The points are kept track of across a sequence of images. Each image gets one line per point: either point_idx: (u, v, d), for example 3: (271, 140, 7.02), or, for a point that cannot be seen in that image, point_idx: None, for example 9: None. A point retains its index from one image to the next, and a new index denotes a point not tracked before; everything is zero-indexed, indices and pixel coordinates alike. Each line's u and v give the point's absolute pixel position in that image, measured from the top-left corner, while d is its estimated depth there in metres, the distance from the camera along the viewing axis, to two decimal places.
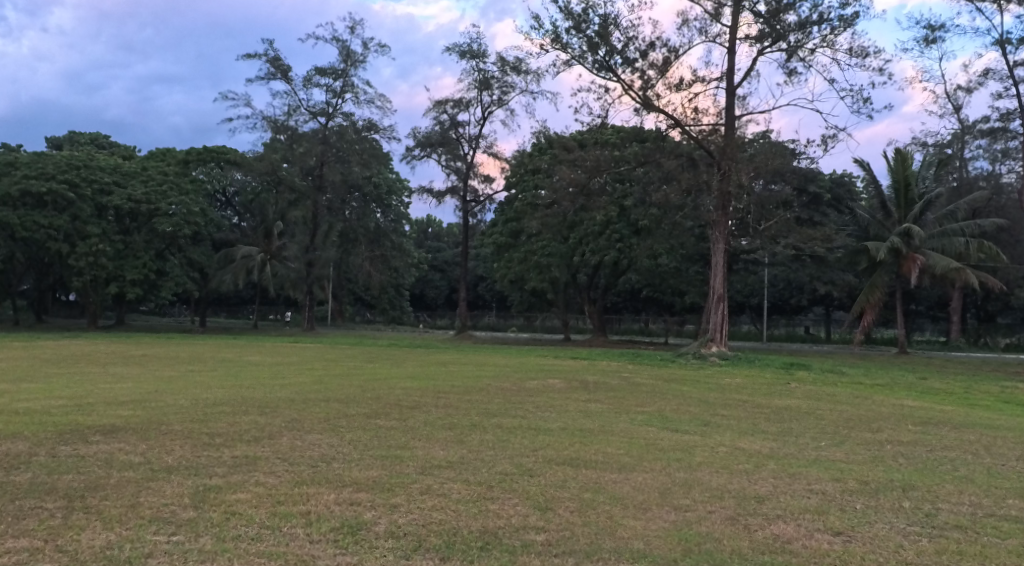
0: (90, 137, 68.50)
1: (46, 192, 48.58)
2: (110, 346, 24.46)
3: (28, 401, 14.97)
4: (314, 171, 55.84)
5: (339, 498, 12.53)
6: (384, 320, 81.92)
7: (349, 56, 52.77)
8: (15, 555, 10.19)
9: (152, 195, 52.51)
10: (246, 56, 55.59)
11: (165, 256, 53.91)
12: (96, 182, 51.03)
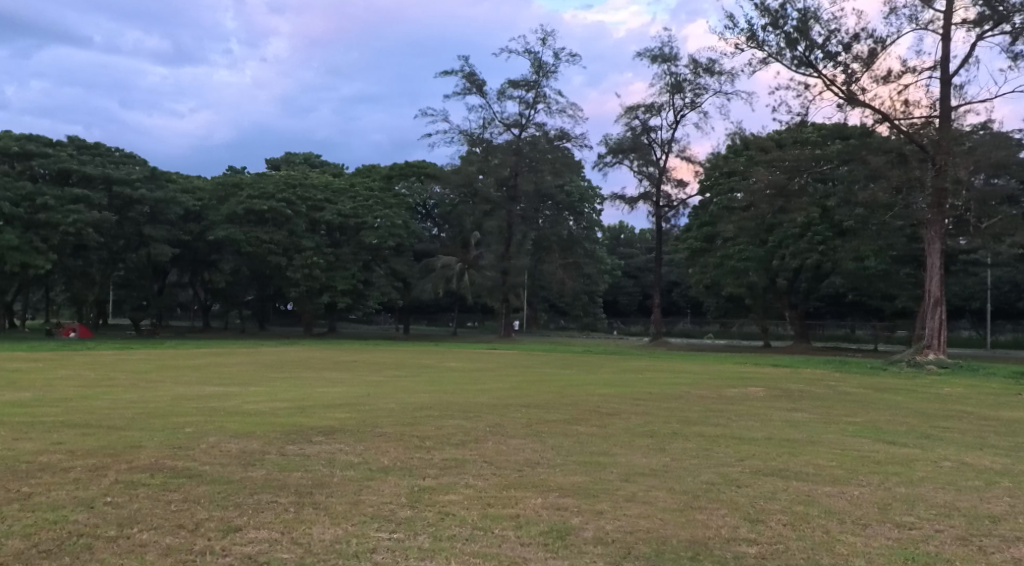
0: (304, 155, 73.76)
1: (267, 210, 52.54)
2: (326, 351, 26.12)
3: (256, 403, 16.19)
4: (508, 181, 57.57)
5: (545, 503, 12.70)
6: (577, 326, 82.80)
7: (541, 67, 53.74)
8: (258, 545, 11.00)
9: (359, 209, 55.65)
10: (444, 73, 58.21)
11: (371, 268, 56.88)
12: (309, 200, 54.89)
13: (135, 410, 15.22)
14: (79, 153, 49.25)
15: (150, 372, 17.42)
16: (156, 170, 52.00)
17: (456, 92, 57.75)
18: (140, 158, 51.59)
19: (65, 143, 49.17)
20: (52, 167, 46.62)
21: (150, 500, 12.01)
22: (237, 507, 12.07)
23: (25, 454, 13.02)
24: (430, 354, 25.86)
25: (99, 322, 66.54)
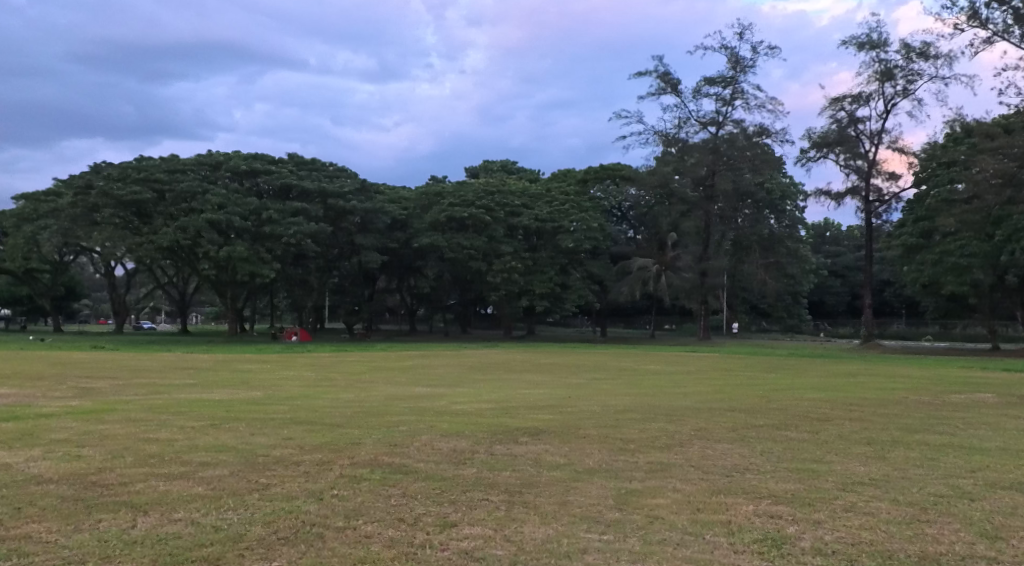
0: (500, 162, 75.68)
1: (467, 217, 54.33)
2: (528, 355, 26.63)
3: (463, 403, 16.74)
4: (705, 180, 56.18)
5: (757, 510, 12.30)
6: (781, 328, 80.04)
7: (738, 62, 52.43)
8: (474, 540, 11.35)
9: (556, 213, 56.06)
10: (637, 75, 58.03)
11: (568, 271, 57.42)
12: (507, 206, 56.25)
13: (353, 409, 16.16)
14: (297, 169, 53.19)
15: (365, 373, 18.44)
16: (365, 183, 55.17)
17: (650, 93, 57.40)
18: (351, 172, 55.05)
19: (285, 160, 53.25)
20: (275, 183, 50.53)
21: (373, 494, 12.67)
22: (451, 504, 12.50)
23: (262, 447, 14.12)
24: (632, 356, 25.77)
25: (315, 327, 71.39)
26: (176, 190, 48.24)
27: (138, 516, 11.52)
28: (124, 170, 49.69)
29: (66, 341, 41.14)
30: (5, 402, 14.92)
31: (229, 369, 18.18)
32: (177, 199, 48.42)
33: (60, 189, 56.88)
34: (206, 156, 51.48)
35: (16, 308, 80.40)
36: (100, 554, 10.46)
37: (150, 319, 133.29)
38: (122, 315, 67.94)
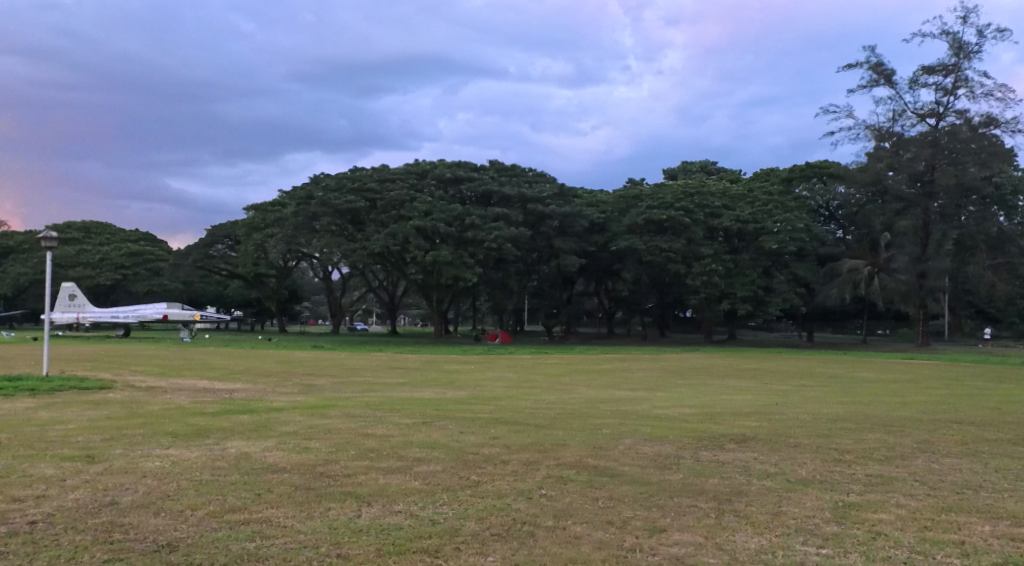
0: (701, 163, 73.95)
1: (666, 219, 53.75)
2: (734, 359, 26.03)
3: (665, 408, 16.58)
4: (924, 176, 52.81)
5: (994, 532, 11.34)
6: (1010, 335, 73.54)
7: (962, 47, 48.81)
8: (683, 547, 11.18)
9: (758, 214, 54.13)
10: (846, 68, 54.62)
11: (772, 273, 55.24)
12: (707, 207, 55.00)
13: (555, 410, 16.41)
14: (499, 175, 54.69)
15: (566, 375, 18.65)
16: (564, 187, 55.69)
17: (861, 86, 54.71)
18: (550, 177, 55.80)
19: (487, 167, 54.97)
20: (478, 189, 52.18)
21: (580, 495, 12.75)
22: (659, 508, 12.35)
23: (471, 445, 14.59)
24: (848, 363, 24.52)
25: (515, 329, 72.84)
26: (387, 199, 51.02)
27: (362, 506, 12.21)
28: (339, 181, 53.43)
29: (288, 342, 44.37)
30: (241, 396, 16.29)
31: (437, 369, 18.96)
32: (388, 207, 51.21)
33: (284, 199, 61.53)
34: (414, 165, 54.11)
35: (246, 309, 87.35)
36: (331, 540, 11.18)
37: (363, 322, 141.55)
38: (339, 317, 72.21)
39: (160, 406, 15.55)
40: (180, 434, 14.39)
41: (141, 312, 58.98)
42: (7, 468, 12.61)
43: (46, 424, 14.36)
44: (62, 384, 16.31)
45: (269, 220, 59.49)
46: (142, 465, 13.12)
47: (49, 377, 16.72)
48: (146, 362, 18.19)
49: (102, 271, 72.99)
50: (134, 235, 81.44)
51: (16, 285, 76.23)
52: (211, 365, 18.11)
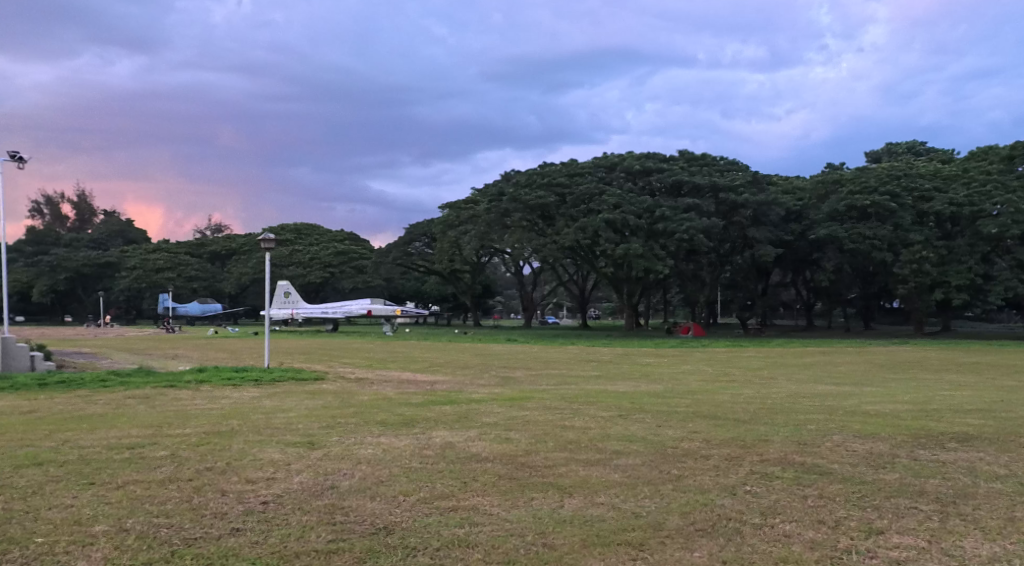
0: (907, 144, 69.15)
1: (870, 205, 50.92)
2: (953, 352, 24.25)
3: (877, 405, 15.72)
4: None
5: None
6: None
7: None
8: (904, 551, 10.55)
9: (976, 195, 49.61)
10: None
11: (991, 260, 50.83)
12: (916, 190, 51.70)
13: (755, 405, 15.95)
14: (689, 165, 53.80)
15: (765, 369, 18.08)
16: (759, 174, 53.74)
17: None
18: (743, 165, 54.07)
19: (677, 157, 54.29)
20: (667, 180, 51.52)
21: (788, 493, 12.28)
22: (876, 509, 11.69)
23: (670, 439, 14.43)
24: None
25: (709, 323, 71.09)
26: (577, 193, 51.68)
27: (564, 497, 12.34)
28: (529, 177, 55.31)
29: (482, 335, 45.88)
30: (442, 388, 16.91)
31: (630, 362, 18.87)
32: (578, 201, 51.86)
33: (477, 198, 63.42)
34: (604, 158, 54.94)
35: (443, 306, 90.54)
36: (536, 529, 11.38)
37: (553, 315, 143.80)
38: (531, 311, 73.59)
39: (369, 396, 16.42)
40: (389, 423, 15.13)
41: (348, 308, 63.06)
42: (239, 452, 13.73)
43: (271, 411, 15.54)
44: (282, 375, 17.58)
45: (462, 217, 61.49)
46: (356, 452, 13.88)
47: (271, 369, 18.06)
48: (354, 355, 19.27)
49: (314, 269, 78.21)
50: (340, 236, 86.61)
51: (239, 284, 82.95)
52: (413, 358, 18.91)
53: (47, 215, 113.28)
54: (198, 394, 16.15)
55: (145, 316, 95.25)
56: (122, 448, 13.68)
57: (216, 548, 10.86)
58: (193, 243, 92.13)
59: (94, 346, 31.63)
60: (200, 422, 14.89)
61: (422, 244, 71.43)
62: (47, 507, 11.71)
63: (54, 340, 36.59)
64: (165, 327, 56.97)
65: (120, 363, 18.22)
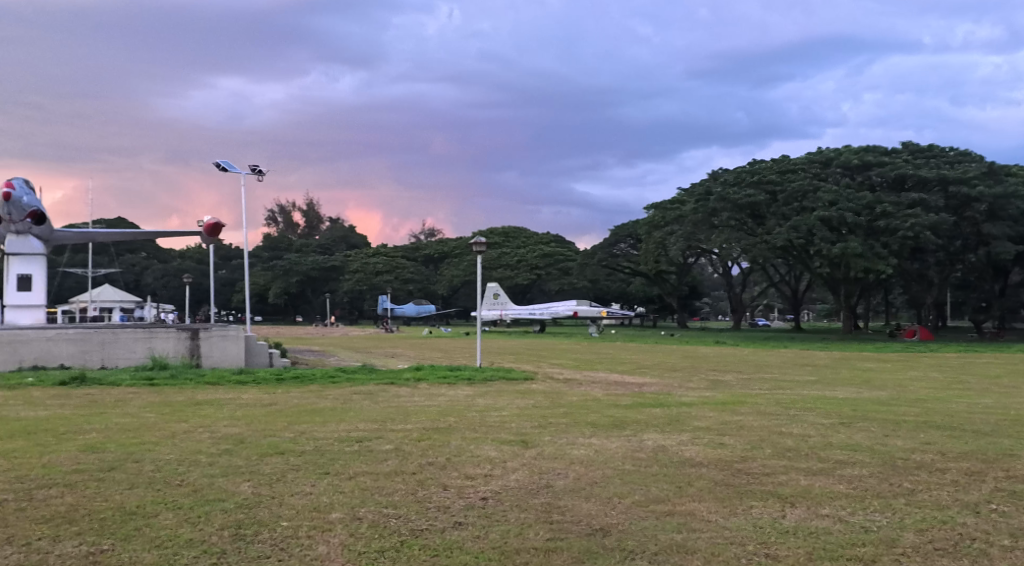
0: None
1: None
2: None
3: None
4: None
5: None
6: None
7: None
8: None
9: None
10: None
11: None
12: None
13: (998, 416, 14.68)
14: (913, 157, 50.41)
15: (1006, 377, 16.57)
16: (996, 165, 49.44)
17: None
18: (976, 155, 49.94)
19: (900, 150, 51.09)
20: (889, 174, 48.56)
21: None
22: None
23: (900, 450, 13.56)
24: None
25: (939, 326, 66.14)
26: (789, 190, 49.91)
27: (786, 507, 11.86)
28: (738, 175, 54.14)
29: (690, 337, 45.05)
30: (650, 390, 16.81)
31: (852, 367, 17.90)
32: (790, 198, 50.03)
33: (683, 197, 62.68)
34: (818, 154, 52.77)
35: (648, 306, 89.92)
36: (758, 539, 11.03)
37: (764, 316, 139.14)
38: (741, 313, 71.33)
39: (578, 397, 16.59)
40: (600, 425, 15.20)
41: (554, 309, 64.21)
42: (457, 448, 14.25)
43: (485, 409, 16.05)
44: (494, 374, 18.12)
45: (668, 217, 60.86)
46: (570, 452, 14.02)
47: (483, 368, 18.65)
48: (563, 355, 19.53)
49: (521, 271, 80.30)
50: (546, 237, 88.21)
51: (452, 286, 86.16)
52: (621, 359, 18.91)
53: (280, 223, 123.32)
54: (417, 391, 16.94)
55: (366, 315, 101.59)
56: (352, 441, 14.59)
57: (442, 540, 11.32)
58: (408, 246, 97.28)
59: (326, 345, 33.99)
60: (420, 419, 15.62)
61: (628, 245, 71.31)
62: (290, 494, 12.69)
63: (291, 337, 39.79)
64: (384, 327, 60.34)
65: (346, 360, 19.45)
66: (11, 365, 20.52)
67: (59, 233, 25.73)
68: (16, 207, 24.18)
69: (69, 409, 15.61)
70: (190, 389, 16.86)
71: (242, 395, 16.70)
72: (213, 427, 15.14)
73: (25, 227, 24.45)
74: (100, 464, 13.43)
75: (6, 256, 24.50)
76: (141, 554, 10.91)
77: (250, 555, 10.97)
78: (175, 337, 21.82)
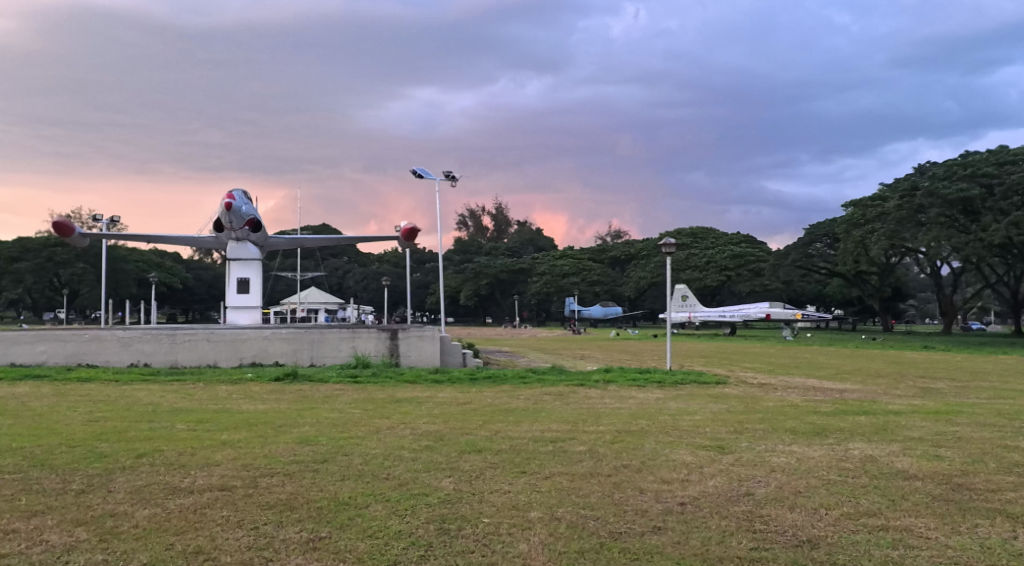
0: None
1: None
2: None
3: None
4: None
5: None
6: None
7: None
8: None
9: None
10: None
11: None
12: None
13: None
14: None
15: None
16: None
17: None
18: None
19: None
20: None
21: None
22: None
23: None
24: None
25: None
26: (1008, 183, 45.96)
27: (1017, 528, 10.94)
28: (949, 168, 50.48)
29: (894, 342, 42.54)
30: (854, 397, 16.03)
31: None
32: (1010, 192, 46.04)
33: (887, 194, 59.38)
34: None
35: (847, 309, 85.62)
36: (986, 561, 10.23)
37: (978, 319, 128.91)
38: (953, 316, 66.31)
39: (775, 403, 16.04)
40: (801, 432, 14.62)
41: (745, 311, 62.48)
42: (653, 452, 14.13)
43: (678, 413, 15.83)
44: (685, 377, 17.84)
45: (870, 215, 57.88)
46: (770, 459, 13.55)
47: (673, 371, 18.40)
48: (758, 359, 18.95)
49: (710, 273, 78.79)
50: (736, 238, 85.99)
51: (638, 288, 85.45)
52: (819, 364, 18.11)
53: (470, 227, 127.39)
54: (607, 393, 16.96)
55: (553, 317, 102.88)
56: (547, 441, 14.77)
57: (641, 544, 11.24)
58: (594, 249, 97.84)
59: (518, 345, 34.73)
60: (612, 420, 15.62)
61: (824, 244, 68.20)
62: (489, 491, 13.01)
63: (486, 339, 40.96)
64: (572, 328, 61.07)
65: (537, 361, 19.76)
66: (233, 362, 22.38)
67: (273, 238, 27.63)
68: (236, 215, 25.80)
69: (285, 403, 16.76)
70: (390, 386, 17.68)
71: (439, 393, 17.32)
72: (413, 424, 15.79)
73: (244, 233, 26.35)
74: (314, 456, 14.31)
75: (228, 261, 26.63)
76: (355, 542, 11.52)
77: (455, 549, 11.34)
78: (377, 338, 22.98)
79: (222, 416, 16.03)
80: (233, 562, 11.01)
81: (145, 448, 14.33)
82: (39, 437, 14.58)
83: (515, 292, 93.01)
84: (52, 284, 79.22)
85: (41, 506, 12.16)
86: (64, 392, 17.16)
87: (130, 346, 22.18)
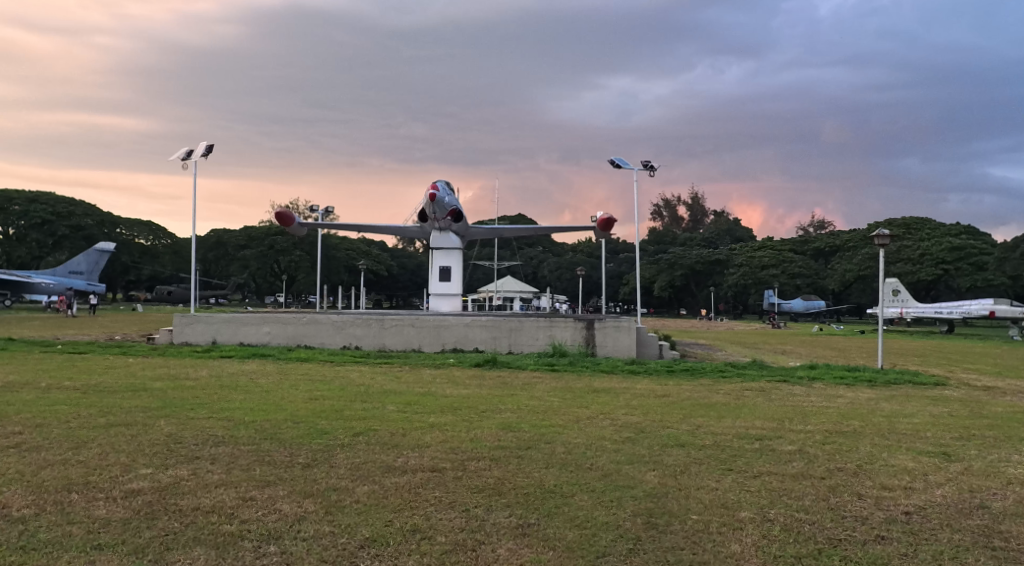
0: None
1: None
2: None
3: None
4: None
5: None
6: None
7: None
8: None
9: None
10: None
11: None
12: None
13: None
14: None
15: None
16: None
17: None
18: None
19: None
20: None
21: None
22: None
23: None
24: None
25: None
26: None
27: None
28: None
29: None
30: None
31: None
32: None
33: None
34: None
35: None
36: None
37: None
38: None
39: (1003, 408, 14.90)
40: None
41: (966, 308, 58.04)
42: (869, 455, 13.44)
43: (893, 415, 15.02)
44: (899, 377, 16.89)
45: None
46: (1005, 470, 12.56)
47: (885, 369, 17.48)
48: (981, 360, 17.63)
49: (925, 266, 74.32)
50: (957, 228, 79.88)
51: (842, 281, 81.29)
52: None
53: (665, 217, 126.36)
54: (812, 391, 16.34)
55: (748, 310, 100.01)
56: (752, 438, 14.38)
57: (864, 553, 10.71)
58: (797, 240, 94.60)
59: (718, 338, 33.98)
60: (820, 420, 15.01)
61: None
62: (696, 487, 12.80)
63: (689, 332, 40.41)
64: (771, 321, 59.22)
65: (735, 355, 19.33)
66: (435, 347, 23.24)
67: (472, 228, 28.47)
68: (439, 206, 26.71)
69: (486, 389, 17.21)
70: (588, 375, 17.83)
71: (635, 385, 17.26)
72: (613, 414, 15.82)
73: (446, 224, 27.30)
74: (518, 442, 14.60)
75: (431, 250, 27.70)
76: (563, 531, 11.64)
77: (664, 544, 11.25)
78: (573, 327, 23.08)
79: (429, 399, 16.71)
80: (448, 542, 11.41)
81: (362, 426, 15.14)
82: (267, 412, 15.73)
83: (712, 283, 91.50)
84: (273, 270, 85.23)
85: (274, 477, 13.10)
86: (286, 370, 18.47)
87: (342, 330, 23.54)
